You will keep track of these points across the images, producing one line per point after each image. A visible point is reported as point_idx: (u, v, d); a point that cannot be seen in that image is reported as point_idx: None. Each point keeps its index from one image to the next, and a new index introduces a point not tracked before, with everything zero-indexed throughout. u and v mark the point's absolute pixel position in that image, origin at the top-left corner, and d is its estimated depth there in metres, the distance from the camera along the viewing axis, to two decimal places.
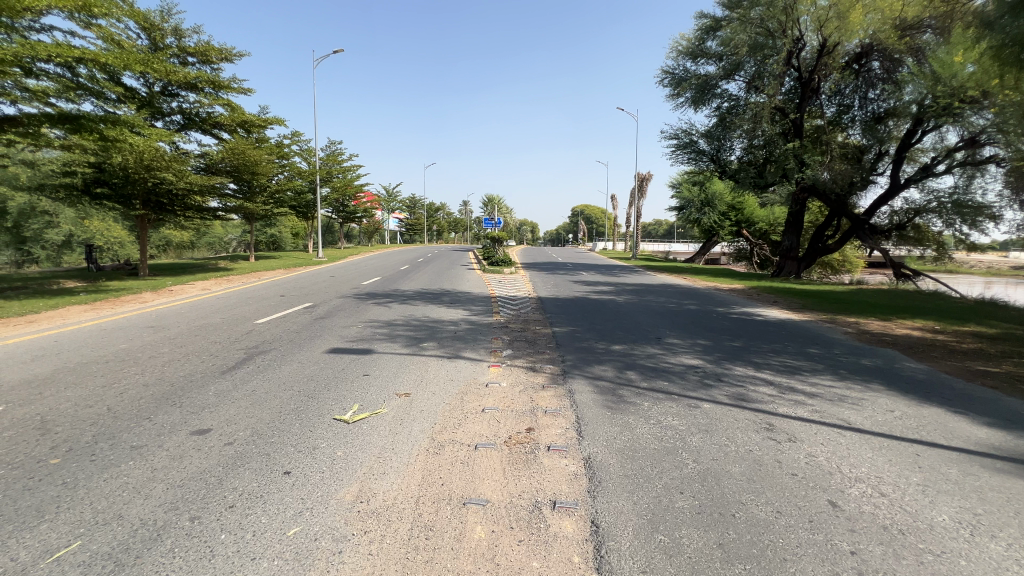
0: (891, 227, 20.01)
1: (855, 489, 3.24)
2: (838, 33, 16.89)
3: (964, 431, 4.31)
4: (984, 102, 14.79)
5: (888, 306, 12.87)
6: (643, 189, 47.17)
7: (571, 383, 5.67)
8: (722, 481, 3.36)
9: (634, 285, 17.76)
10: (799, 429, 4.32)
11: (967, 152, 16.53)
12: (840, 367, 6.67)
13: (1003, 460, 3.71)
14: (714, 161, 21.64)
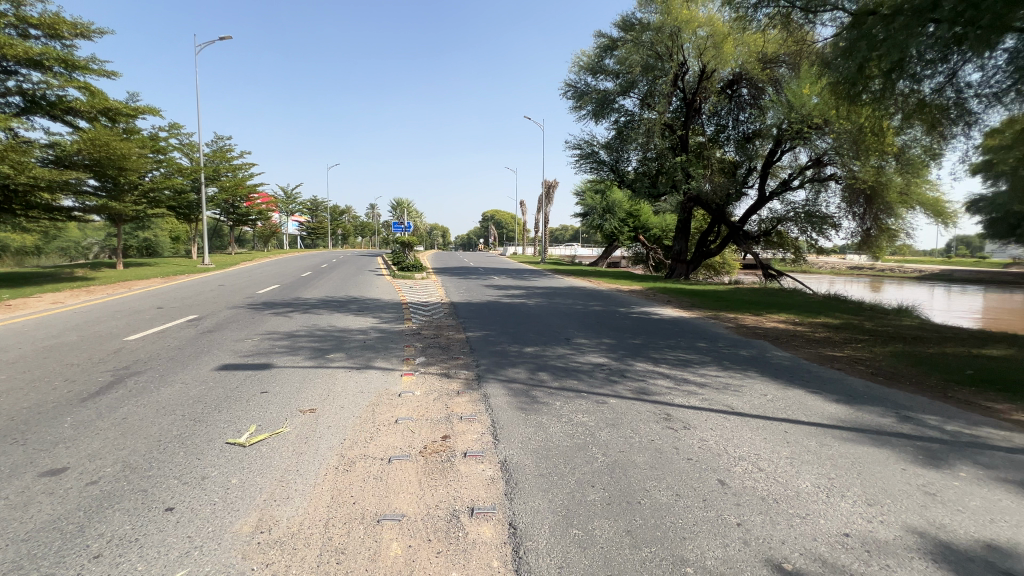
0: (760, 233, 22.78)
1: (739, 467, 3.65)
2: (714, 61, 19.23)
3: (819, 408, 5.06)
4: (825, 129, 17.55)
5: (759, 303, 14.65)
6: (551, 196, 49.05)
7: (486, 387, 5.70)
8: (628, 471, 3.59)
9: (543, 288, 18.34)
10: (693, 417, 4.75)
11: (814, 170, 19.41)
12: (723, 358, 7.50)
13: (847, 430, 4.41)
14: (613, 171, 23.10)
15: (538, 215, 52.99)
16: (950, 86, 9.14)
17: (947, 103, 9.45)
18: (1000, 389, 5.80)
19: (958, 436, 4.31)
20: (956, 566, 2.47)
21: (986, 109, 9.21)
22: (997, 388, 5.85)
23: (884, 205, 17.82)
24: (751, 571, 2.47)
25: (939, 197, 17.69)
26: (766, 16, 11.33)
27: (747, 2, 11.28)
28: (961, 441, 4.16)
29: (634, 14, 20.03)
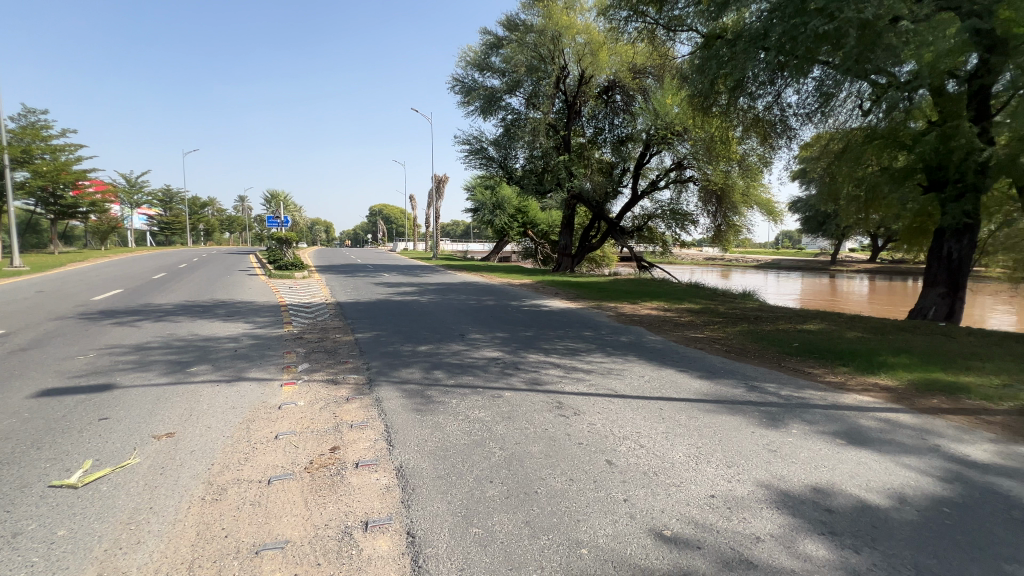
0: (634, 228, 24.95)
1: (623, 446, 3.95)
2: (592, 67, 20.37)
3: (687, 385, 5.68)
4: (685, 136, 19.71)
5: (635, 293, 16.04)
6: (441, 191, 48.49)
7: (378, 390, 5.44)
8: (524, 462, 3.68)
9: (436, 284, 18.08)
10: (582, 403, 5.04)
11: (676, 172, 21.75)
12: (606, 345, 8.08)
13: (710, 403, 5.03)
14: (501, 167, 23.58)
15: (429, 210, 52.14)
16: (776, 105, 10.82)
17: (774, 119, 11.19)
18: (817, 357, 7.08)
19: (790, 399, 5.15)
20: (793, 509, 2.92)
21: (801, 126, 11.02)
22: (815, 356, 7.13)
23: (731, 204, 20.59)
24: (637, 542, 2.67)
25: (771, 198, 20.90)
26: (635, 30, 12.36)
27: (617, 16, 12.23)
28: (792, 403, 4.97)
29: (518, 15, 20.62)
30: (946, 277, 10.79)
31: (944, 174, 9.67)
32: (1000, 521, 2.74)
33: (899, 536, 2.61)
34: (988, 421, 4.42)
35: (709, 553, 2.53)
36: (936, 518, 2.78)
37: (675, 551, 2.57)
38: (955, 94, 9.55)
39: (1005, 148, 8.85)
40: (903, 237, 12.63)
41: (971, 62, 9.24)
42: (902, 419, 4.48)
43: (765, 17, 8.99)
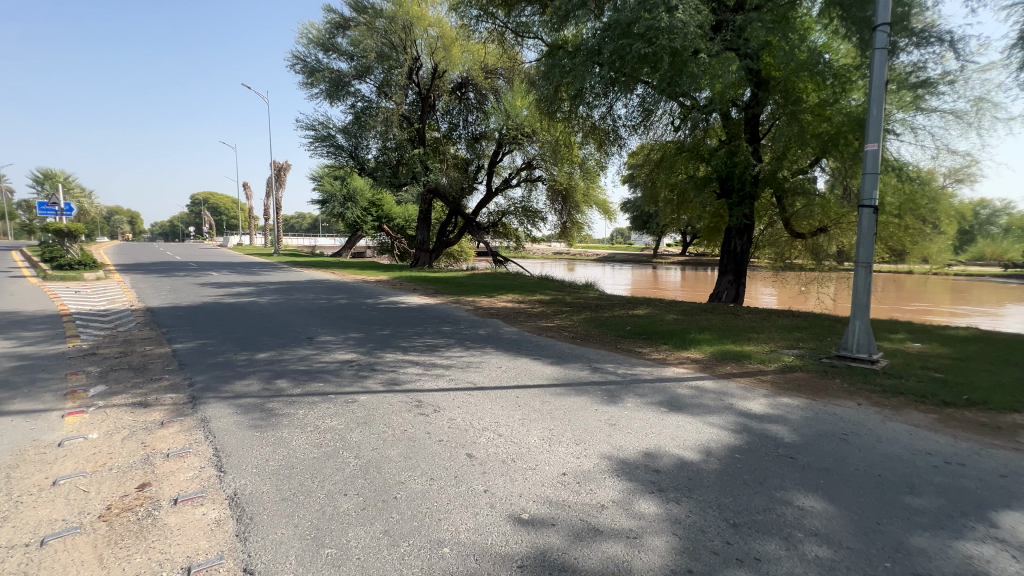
0: (490, 224, 25.75)
1: (483, 437, 4.02)
2: (444, 62, 20.26)
3: (540, 372, 6.05)
4: (533, 138, 20.88)
5: (491, 286, 16.54)
6: (281, 179, 43.72)
7: (204, 409, 4.65)
8: (382, 468, 3.50)
9: (279, 283, 16.26)
10: (442, 399, 4.99)
11: (527, 172, 22.97)
12: (464, 339, 8.17)
13: (560, 387, 5.43)
14: (352, 157, 22.16)
15: (268, 200, 46.70)
16: (609, 116, 12.07)
17: (608, 128, 12.49)
18: (644, 337, 8.17)
19: (625, 376, 5.84)
20: (630, 474, 3.30)
21: (629, 135, 12.51)
22: (644, 337, 8.21)
23: (574, 203, 22.53)
24: (496, 531, 2.73)
25: (606, 199, 23.41)
26: (486, 30, 12.65)
27: (468, 14, 12.38)
28: (627, 380, 5.65)
29: None
30: (733, 267, 13.36)
31: (731, 184, 11.89)
32: (771, 458, 3.48)
33: (706, 483, 3.13)
34: (762, 379, 5.61)
35: (562, 529, 2.71)
36: (731, 463, 3.41)
37: (532, 532, 2.70)
38: (737, 119, 11.82)
39: (769, 165, 11.30)
40: (704, 235, 15.27)
41: (747, 95, 11.54)
42: (706, 384, 5.43)
43: (598, 35, 9.87)
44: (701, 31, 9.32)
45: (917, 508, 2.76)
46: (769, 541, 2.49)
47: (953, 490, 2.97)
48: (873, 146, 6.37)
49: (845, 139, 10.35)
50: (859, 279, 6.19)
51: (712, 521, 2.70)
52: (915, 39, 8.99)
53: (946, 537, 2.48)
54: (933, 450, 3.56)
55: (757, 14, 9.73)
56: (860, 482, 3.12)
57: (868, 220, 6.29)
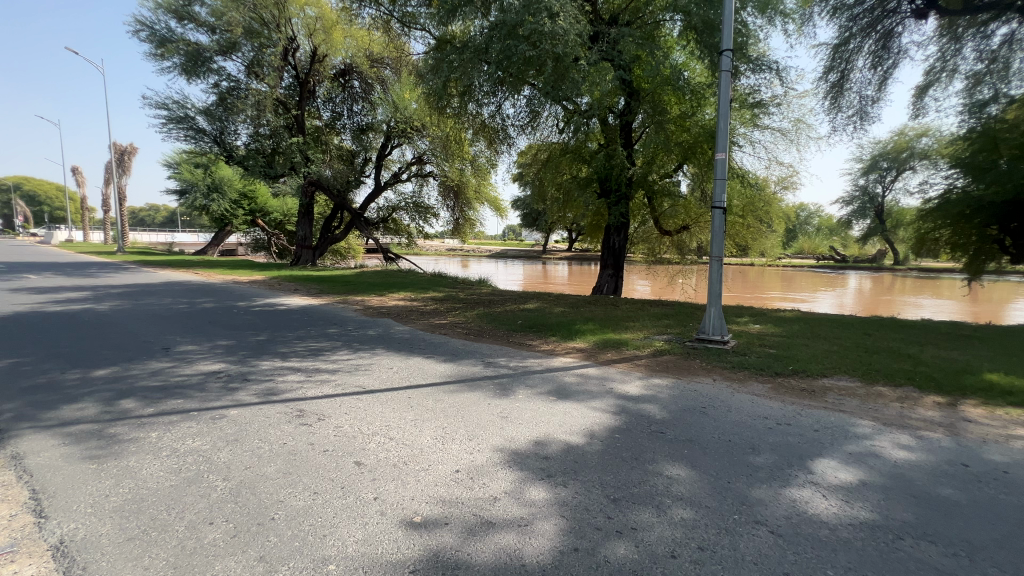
0: (379, 220, 24.72)
1: (373, 443, 3.84)
2: (325, 45, 18.88)
3: (433, 370, 5.97)
4: (423, 132, 20.42)
5: (382, 285, 15.89)
6: (124, 165, 37.31)
7: (16, 444, 3.78)
8: (257, 488, 3.17)
9: (124, 286, 13.87)
10: (326, 406, 4.67)
11: (417, 166, 22.44)
12: (353, 340, 7.75)
13: (453, 383, 5.41)
14: (217, 143, 19.70)
15: (106, 188, 39.56)
16: (498, 114, 12.27)
17: (498, 126, 12.69)
18: (535, 330, 8.49)
19: (516, 368, 6.02)
20: (521, 464, 3.40)
21: (518, 135, 12.86)
22: (534, 330, 8.53)
23: (466, 200, 22.55)
24: (387, 539, 2.63)
25: (497, 196, 23.84)
26: (370, 16, 12.08)
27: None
28: (518, 372, 5.82)
29: None
30: (613, 262, 14.49)
31: (610, 185, 12.83)
32: (645, 435, 3.84)
33: (590, 464, 3.36)
34: (637, 363, 6.17)
35: (455, 526, 2.70)
36: (611, 443, 3.70)
37: (424, 535, 2.65)
38: (614, 125, 12.81)
39: (641, 168, 12.44)
40: (588, 232, 16.31)
41: (621, 103, 12.53)
42: (590, 371, 5.82)
43: (486, 33, 9.97)
44: (581, 40, 9.88)
45: (757, 465, 3.25)
46: (643, 511, 2.74)
47: (782, 446, 3.55)
48: (722, 154, 7.33)
49: (701, 148, 11.85)
50: (713, 272, 7.10)
51: (594, 499, 2.89)
52: (752, 65, 10.55)
53: (778, 486, 2.96)
54: (768, 414, 4.22)
55: (628, 29, 10.68)
56: (715, 447, 3.58)
57: (719, 219, 7.25)
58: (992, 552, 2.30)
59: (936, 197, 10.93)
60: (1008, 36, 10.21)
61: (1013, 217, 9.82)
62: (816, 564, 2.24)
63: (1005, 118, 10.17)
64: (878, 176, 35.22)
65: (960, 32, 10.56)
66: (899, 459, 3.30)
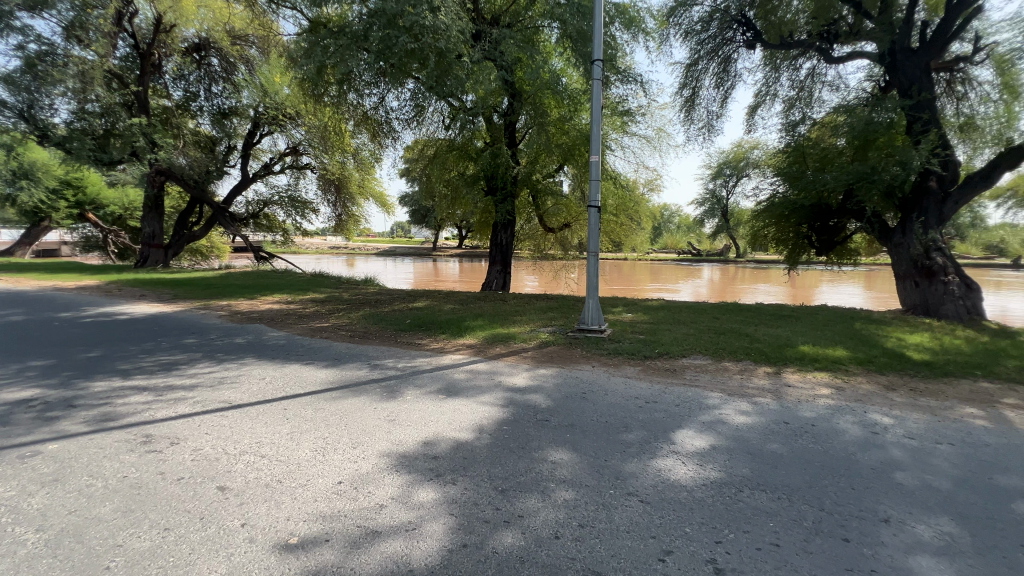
0: (248, 215, 22.25)
1: (241, 463, 3.44)
2: (172, 14, 16.42)
3: (313, 378, 5.52)
4: (298, 121, 18.77)
5: (252, 287, 14.33)
6: None
7: None
8: (86, 534, 2.65)
9: None
10: (182, 428, 4.07)
11: (293, 157, 20.60)
12: (216, 351, 6.86)
13: (336, 390, 5.07)
14: (25, 119, 16.07)
15: None
16: (381, 107, 11.75)
17: (381, 119, 12.15)
18: (424, 329, 8.33)
19: (405, 369, 5.85)
20: (410, 468, 3.31)
21: (403, 129, 12.46)
22: (423, 328, 8.36)
23: (349, 194, 21.28)
24: (258, 568, 2.37)
25: (382, 192, 22.89)
26: None
27: None
28: (407, 373, 5.66)
29: None
30: (501, 258, 14.80)
31: (496, 183, 13.05)
32: (531, 424, 3.99)
33: (479, 459, 3.38)
34: (525, 356, 6.39)
35: (337, 542, 2.53)
36: (500, 436, 3.77)
37: (302, 557, 2.43)
38: (499, 124, 13.06)
39: (525, 168, 12.88)
40: (476, 229, 16.42)
41: (505, 103, 12.82)
42: (480, 367, 5.88)
43: (364, 21, 9.48)
44: (463, 37, 9.87)
45: (629, 441, 3.57)
46: (529, 498, 2.84)
47: (650, 422, 3.94)
48: (596, 157, 7.88)
49: (579, 151, 12.62)
50: (591, 266, 7.61)
51: (483, 493, 2.93)
52: (620, 76, 11.51)
53: (646, 459, 3.28)
54: (639, 395, 4.65)
55: (509, 31, 10.95)
56: (594, 430, 3.84)
57: (595, 217, 7.79)
58: (805, 493, 2.80)
59: (765, 200, 13.05)
60: (811, 70, 12.51)
61: (817, 218, 12.09)
62: (677, 523, 2.53)
63: (811, 137, 12.47)
64: (723, 182, 40.87)
65: (778, 62, 12.67)
66: (740, 423, 3.87)
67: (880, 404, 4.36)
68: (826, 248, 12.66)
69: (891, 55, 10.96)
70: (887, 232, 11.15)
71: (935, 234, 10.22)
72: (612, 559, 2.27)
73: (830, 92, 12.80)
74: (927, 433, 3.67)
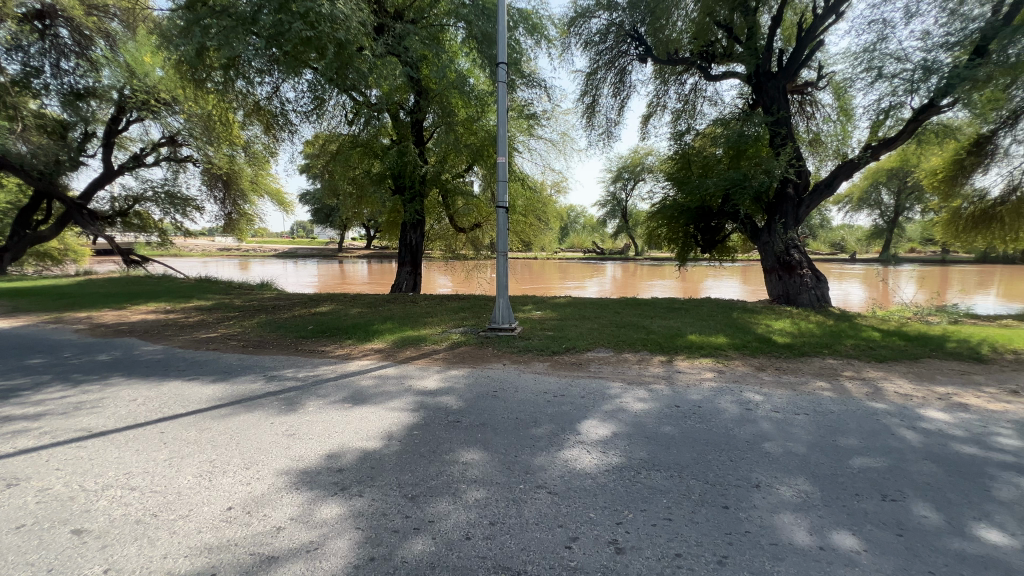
0: (113, 213, 19.36)
1: (104, 500, 2.97)
2: None
3: (197, 395, 4.95)
4: (175, 107, 16.79)
5: (120, 295, 12.54)
6: None
7: None
8: None
9: None
10: (23, 466, 3.42)
11: (170, 149, 18.29)
12: (71, 371, 5.86)
13: (225, 406, 4.60)
14: None
15: None
16: (275, 98, 10.88)
17: (275, 111, 11.24)
18: (328, 335, 7.86)
19: (306, 379, 5.47)
20: (312, 484, 3.09)
21: (300, 122, 11.64)
22: (328, 334, 7.89)
23: (240, 190, 19.41)
24: None
25: (279, 188, 21.20)
26: None
27: None
28: (308, 383, 5.30)
29: None
30: (410, 259, 14.45)
31: (403, 182, 12.71)
32: (443, 427, 3.94)
33: (387, 467, 3.27)
34: (436, 358, 6.30)
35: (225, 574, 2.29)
36: (409, 442, 3.68)
37: None
38: (405, 121, 12.78)
39: (434, 167, 12.69)
40: (385, 228, 15.85)
41: (411, 100, 12.59)
42: (389, 372, 5.68)
43: (252, 2, 8.70)
44: (364, 29, 9.45)
45: (537, 435, 3.67)
46: (440, 502, 2.81)
47: (557, 415, 4.09)
48: (503, 158, 8.00)
49: (488, 152, 12.69)
50: (500, 266, 7.72)
51: (392, 502, 2.83)
52: (525, 80, 11.81)
53: (554, 451, 3.40)
54: (547, 389, 4.80)
55: (413, 27, 10.73)
56: (505, 427, 3.89)
57: (503, 218, 7.91)
58: (693, 469, 3.09)
59: (658, 203, 14.25)
60: (694, 85, 13.84)
61: (701, 219, 13.42)
62: (582, 510, 2.65)
63: (694, 146, 13.80)
64: (622, 185, 43.80)
65: (667, 77, 13.86)
66: (638, 410, 4.17)
67: (753, 383, 4.96)
68: (709, 246, 14.10)
69: (756, 77, 12.49)
70: (756, 232, 12.71)
71: (793, 234, 11.84)
72: (522, 552, 2.32)
73: (710, 106, 14.29)
74: (788, 406, 4.24)
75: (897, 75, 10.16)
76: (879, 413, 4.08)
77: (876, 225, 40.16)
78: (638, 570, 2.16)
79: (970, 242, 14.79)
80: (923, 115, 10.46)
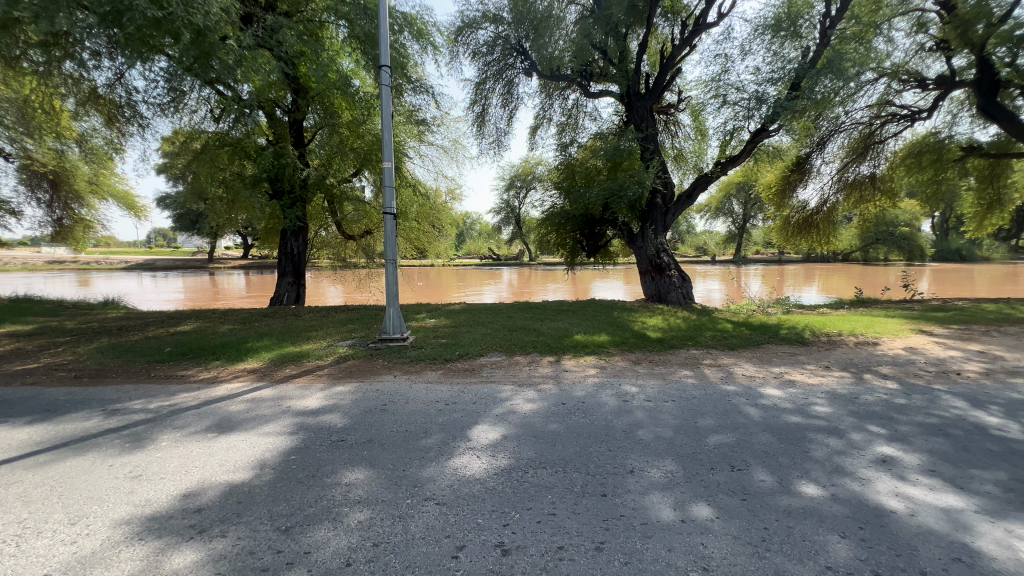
0: None
1: None
2: None
3: (5, 441, 4.01)
4: None
5: None
6: None
7: None
8: None
9: None
10: None
11: None
12: None
13: (44, 452, 3.78)
14: None
15: None
16: (120, 87, 9.40)
17: (118, 101, 9.70)
18: (190, 357, 6.91)
19: (159, 410, 4.73)
20: (161, 531, 2.67)
21: (153, 116, 10.18)
22: (189, 357, 6.92)
23: (73, 193, 16.29)
24: None
25: (128, 190, 18.26)
26: None
27: None
28: (162, 414, 4.60)
29: None
30: (292, 268, 13.35)
31: (282, 186, 11.76)
32: (324, 448, 3.67)
33: (258, 500, 2.95)
34: (319, 374, 5.86)
35: None
36: (284, 468, 3.37)
37: None
38: (283, 121, 11.88)
39: (317, 170, 11.92)
40: (262, 236, 14.47)
41: (288, 100, 11.78)
42: (263, 394, 5.16)
43: None
44: (228, 17, 8.53)
45: (427, 446, 3.60)
46: (318, 529, 2.61)
47: (448, 423, 4.04)
48: (388, 163, 7.73)
49: (375, 156, 12.17)
50: (390, 275, 7.44)
51: (262, 537, 2.57)
52: (412, 85, 11.70)
53: (443, 460, 3.35)
54: (438, 398, 4.73)
55: (287, 21, 9.94)
56: (393, 442, 3.73)
57: (391, 225, 7.63)
58: (578, 463, 3.24)
59: (548, 210, 14.95)
60: (576, 101, 14.79)
61: (586, 226, 14.35)
62: (470, 517, 2.65)
63: (578, 157, 14.72)
64: (516, 193, 45.26)
65: (551, 91, 14.65)
66: (527, 411, 4.29)
67: (630, 376, 5.40)
68: (593, 250, 15.10)
69: (628, 97, 13.70)
70: (633, 238, 13.90)
71: (662, 239, 13.17)
72: (407, 569, 2.23)
73: (590, 121, 15.37)
74: (659, 395, 4.68)
75: (738, 103, 11.87)
76: (729, 394, 4.68)
77: (730, 231, 46.33)
78: (522, 569, 2.20)
79: (797, 246, 17.59)
80: (757, 138, 12.35)
